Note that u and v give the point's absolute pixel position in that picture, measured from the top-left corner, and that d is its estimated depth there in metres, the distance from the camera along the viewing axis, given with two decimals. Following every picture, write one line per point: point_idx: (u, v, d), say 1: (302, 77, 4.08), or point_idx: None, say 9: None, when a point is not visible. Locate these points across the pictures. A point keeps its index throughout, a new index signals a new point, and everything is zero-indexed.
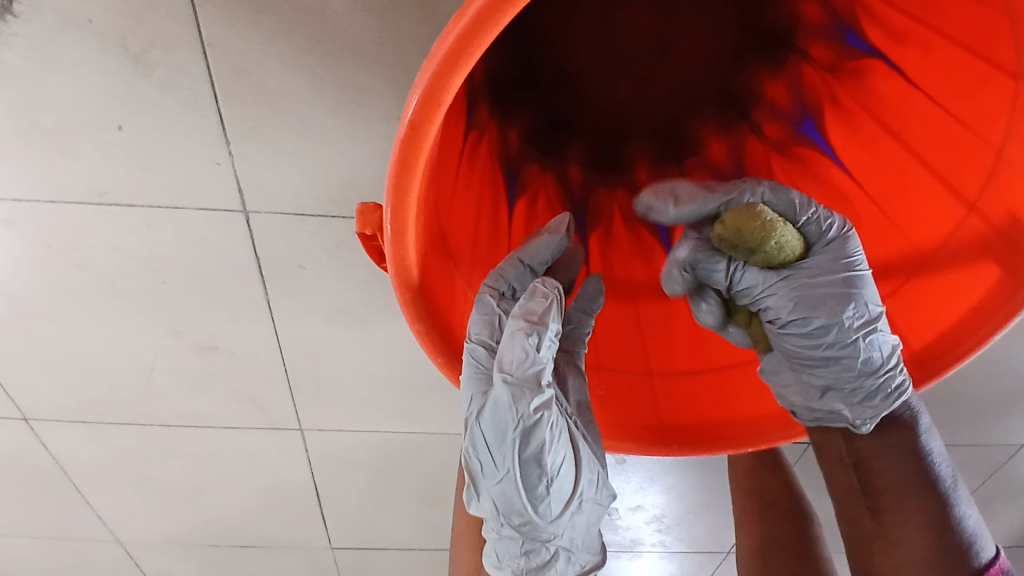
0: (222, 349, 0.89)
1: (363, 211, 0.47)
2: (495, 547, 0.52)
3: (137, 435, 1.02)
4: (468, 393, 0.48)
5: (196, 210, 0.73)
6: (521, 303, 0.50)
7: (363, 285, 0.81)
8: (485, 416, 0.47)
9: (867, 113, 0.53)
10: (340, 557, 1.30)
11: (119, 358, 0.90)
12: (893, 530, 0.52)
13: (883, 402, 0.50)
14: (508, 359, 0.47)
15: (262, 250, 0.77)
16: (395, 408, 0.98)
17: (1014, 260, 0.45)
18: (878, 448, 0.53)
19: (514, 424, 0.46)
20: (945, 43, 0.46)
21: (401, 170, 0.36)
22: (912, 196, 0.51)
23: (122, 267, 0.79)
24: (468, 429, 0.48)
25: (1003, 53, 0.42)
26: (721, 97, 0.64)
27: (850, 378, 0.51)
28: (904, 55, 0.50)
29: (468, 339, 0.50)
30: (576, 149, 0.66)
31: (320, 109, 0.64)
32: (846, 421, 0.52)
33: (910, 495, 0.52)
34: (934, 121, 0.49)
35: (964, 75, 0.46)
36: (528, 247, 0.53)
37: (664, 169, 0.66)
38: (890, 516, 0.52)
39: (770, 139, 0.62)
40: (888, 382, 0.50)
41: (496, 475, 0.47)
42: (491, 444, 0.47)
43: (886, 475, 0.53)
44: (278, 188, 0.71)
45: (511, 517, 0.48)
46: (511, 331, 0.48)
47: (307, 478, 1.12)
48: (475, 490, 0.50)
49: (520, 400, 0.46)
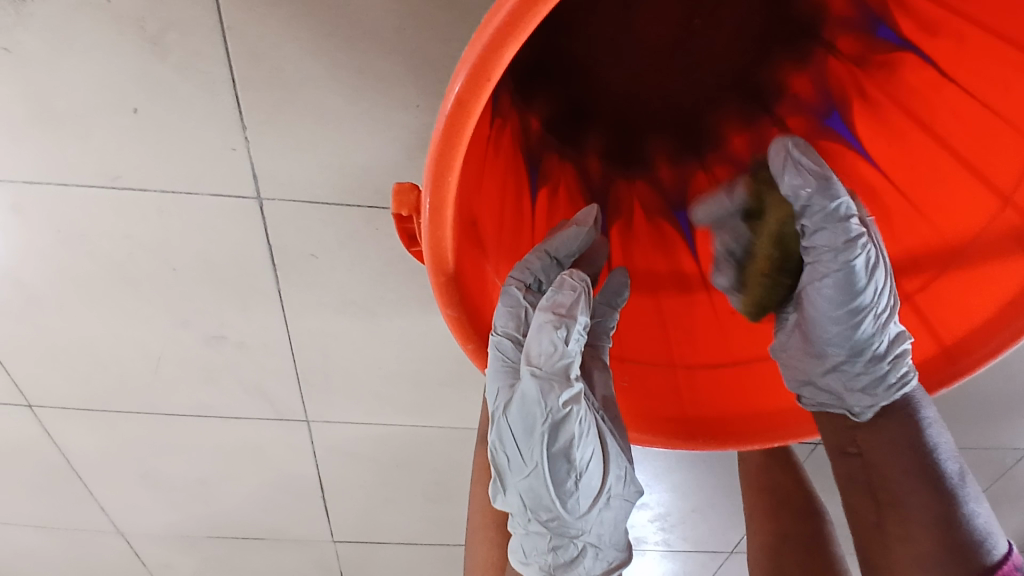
0: (231, 339, 0.88)
1: (399, 191, 0.46)
2: (522, 542, 0.52)
3: (142, 426, 1.01)
4: (495, 386, 0.48)
5: (209, 198, 0.72)
6: (548, 295, 0.50)
7: (376, 276, 0.81)
8: (513, 409, 0.47)
9: (895, 106, 0.53)
10: (342, 551, 1.29)
11: (126, 348, 0.89)
12: (894, 527, 0.47)
13: (885, 393, 0.49)
14: (536, 352, 0.47)
15: (275, 239, 0.77)
16: (403, 401, 0.97)
17: None
18: (878, 444, 0.49)
19: (543, 418, 0.46)
20: (981, 33, 0.45)
21: (443, 148, 0.35)
22: (944, 189, 0.50)
23: (132, 255, 0.78)
24: (495, 423, 0.48)
25: None
26: (743, 89, 0.64)
27: (853, 365, 0.51)
28: (936, 46, 0.49)
29: (494, 332, 0.49)
30: (596, 140, 0.65)
31: (337, 96, 0.64)
32: (841, 409, 0.51)
33: (907, 490, 0.47)
34: (967, 112, 0.48)
35: (1002, 67, 0.45)
36: (555, 240, 0.53)
37: (683, 164, 0.66)
38: (892, 513, 0.47)
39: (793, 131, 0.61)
40: (890, 370, 0.49)
41: (524, 469, 0.47)
42: (519, 438, 0.47)
43: (885, 471, 0.48)
44: (293, 176, 0.71)
45: (539, 512, 0.48)
46: (538, 324, 0.48)
47: (312, 472, 1.11)
48: (501, 485, 0.50)
49: (549, 393, 0.46)
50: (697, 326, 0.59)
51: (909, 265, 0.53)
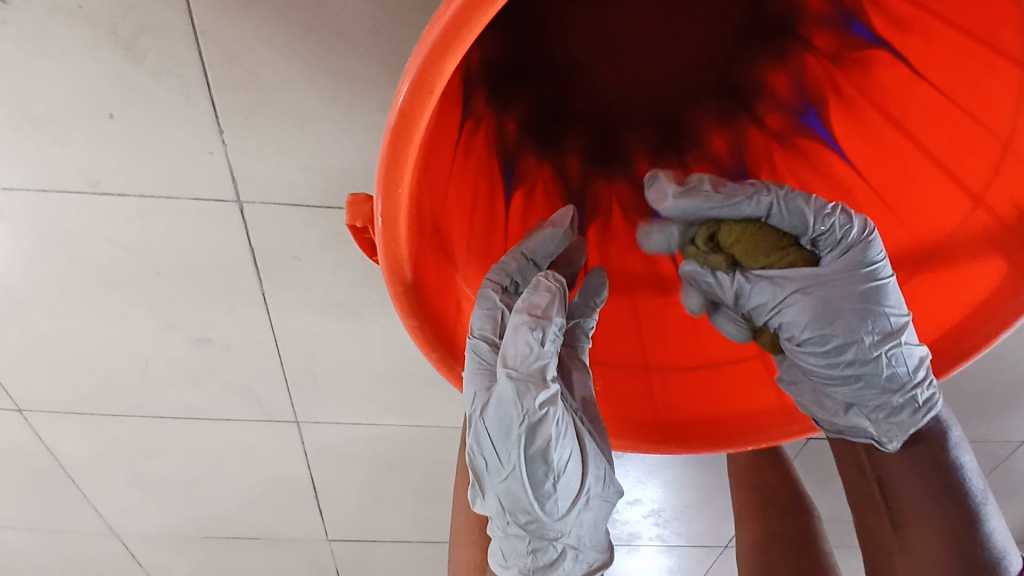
0: (218, 341, 0.88)
1: (353, 203, 0.46)
2: (501, 546, 0.51)
3: (133, 428, 1.01)
4: (473, 390, 0.47)
5: (190, 201, 0.72)
6: (524, 297, 0.49)
7: (360, 277, 0.80)
8: (490, 411, 0.46)
9: (870, 103, 0.52)
10: (336, 550, 1.30)
11: (113, 351, 0.89)
12: (915, 539, 0.52)
13: (912, 417, 0.50)
14: (512, 354, 0.47)
15: (257, 242, 0.76)
16: (392, 401, 0.97)
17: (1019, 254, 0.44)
18: (901, 468, 0.53)
19: (520, 419, 0.45)
20: (950, 31, 0.45)
21: (391, 158, 0.35)
22: (917, 188, 0.50)
23: (115, 259, 0.78)
24: (471, 425, 0.47)
25: (1010, 42, 0.41)
26: (721, 88, 0.64)
27: (872, 397, 0.50)
28: (908, 43, 0.48)
29: (470, 335, 0.49)
30: (574, 140, 0.65)
31: (313, 98, 0.63)
32: (869, 438, 0.52)
33: (929, 514, 0.52)
34: (939, 110, 0.48)
35: (970, 64, 0.44)
36: (531, 241, 0.53)
37: (664, 161, 0.65)
38: (913, 525, 0.53)
39: (771, 129, 0.60)
40: (912, 397, 0.49)
41: (502, 472, 0.46)
42: (496, 440, 0.46)
43: (909, 493, 0.53)
44: (272, 179, 0.70)
45: (517, 514, 0.48)
46: (514, 326, 0.48)
47: (304, 472, 1.11)
48: (480, 489, 0.49)
49: (525, 395, 0.45)
50: (675, 327, 0.59)
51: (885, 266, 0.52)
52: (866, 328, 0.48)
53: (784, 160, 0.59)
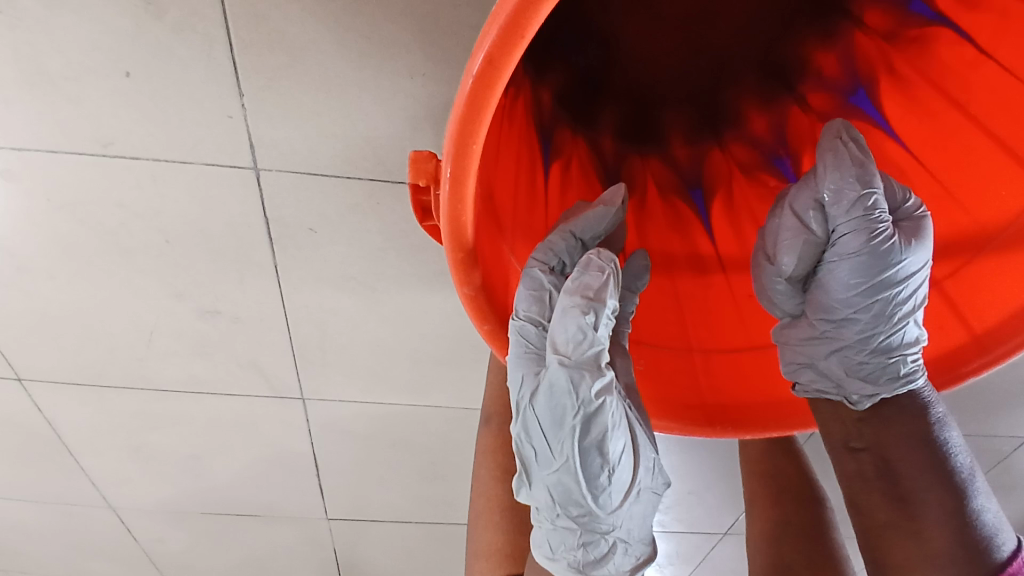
0: (226, 313, 0.86)
1: (415, 160, 0.44)
2: (548, 539, 0.49)
3: (135, 400, 0.99)
4: (519, 374, 0.47)
5: (205, 165, 0.70)
6: (574, 277, 0.48)
7: (376, 253, 0.79)
8: (541, 399, 0.46)
9: (927, 83, 0.51)
10: (335, 530, 1.29)
11: (117, 320, 0.86)
12: (905, 520, 0.47)
13: (888, 384, 0.50)
14: (563, 340, 0.46)
15: (272, 211, 0.74)
16: (401, 379, 0.96)
17: None
18: (890, 438, 0.49)
19: (575, 409, 0.45)
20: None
21: (472, 107, 0.33)
22: (977, 171, 0.49)
23: (125, 224, 0.75)
24: (520, 414, 0.47)
25: None
26: (763, 67, 0.63)
27: (864, 350, 0.51)
28: (976, 22, 0.47)
29: (515, 317, 0.48)
30: (609, 116, 0.63)
31: (341, 63, 0.61)
32: (838, 395, 0.52)
33: (925, 483, 0.47)
34: (1004, 92, 0.46)
35: None
36: (580, 220, 0.51)
37: (699, 141, 0.64)
38: (903, 505, 0.48)
39: (816, 110, 0.59)
40: (897, 365, 0.50)
41: (553, 463, 0.46)
42: (547, 429, 0.46)
43: (900, 466, 0.48)
44: (293, 145, 0.68)
45: (568, 508, 0.47)
46: (564, 309, 0.47)
47: (307, 448, 1.09)
48: (527, 479, 0.48)
49: (580, 383, 0.45)
50: (717, 308, 0.57)
51: (944, 250, 0.51)
52: (898, 285, 0.49)
53: None
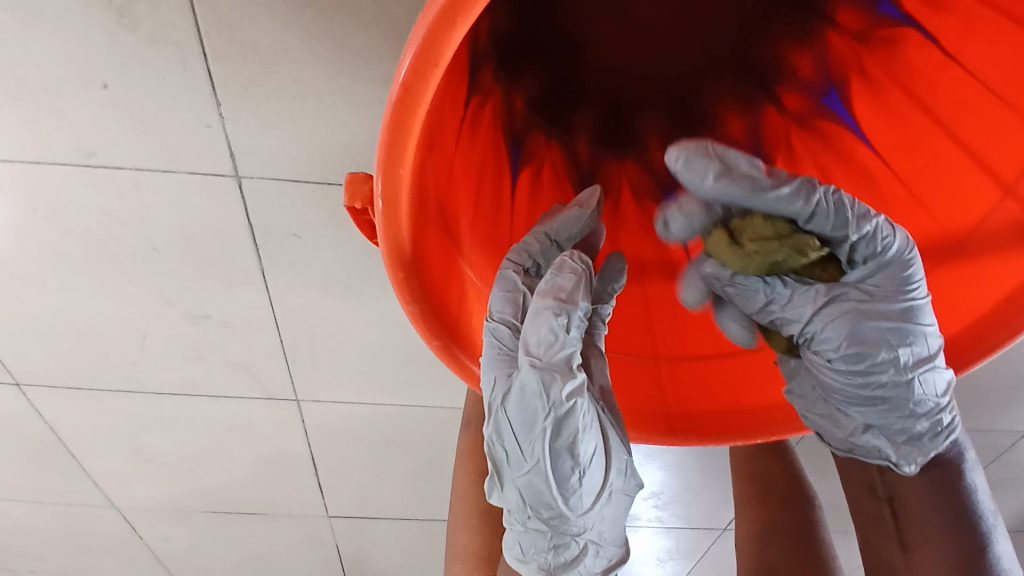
0: (216, 317, 0.87)
1: (352, 181, 0.45)
2: (519, 541, 0.50)
3: (132, 403, 1.00)
4: (491, 375, 0.46)
5: (187, 174, 0.70)
6: (547, 279, 0.49)
7: (361, 256, 0.79)
8: (512, 401, 0.45)
9: (897, 85, 0.50)
10: (336, 527, 1.30)
11: (110, 326, 0.88)
12: (917, 565, 0.52)
13: (931, 442, 0.49)
14: (535, 342, 0.46)
15: (255, 218, 0.75)
16: (392, 380, 0.97)
17: None
18: (908, 488, 0.53)
19: (546, 412, 0.44)
20: (987, 11, 0.43)
21: (394, 130, 0.34)
22: (943, 175, 0.48)
23: (112, 232, 0.76)
24: (491, 416, 0.46)
25: None
26: (740, 67, 0.62)
27: (896, 421, 0.49)
28: (942, 24, 0.46)
29: (489, 318, 0.49)
30: (584, 118, 0.63)
31: (315, 71, 0.61)
32: (885, 460, 0.50)
33: (939, 536, 0.51)
34: (971, 95, 0.45)
35: (1008, 45, 0.42)
36: (555, 221, 0.51)
37: (677, 142, 0.63)
38: (917, 553, 0.52)
39: (792, 110, 0.58)
40: (939, 419, 0.49)
41: (524, 465, 0.45)
42: (518, 432, 0.45)
43: (914, 512, 0.53)
44: (272, 153, 0.68)
45: (539, 509, 0.46)
46: (537, 310, 0.47)
47: (303, 448, 1.11)
48: (498, 481, 0.47)
49: (552, 385, 0.44)
50: (686, 315, 0.58)
51: None
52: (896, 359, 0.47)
53: (800, 143, 0.57)
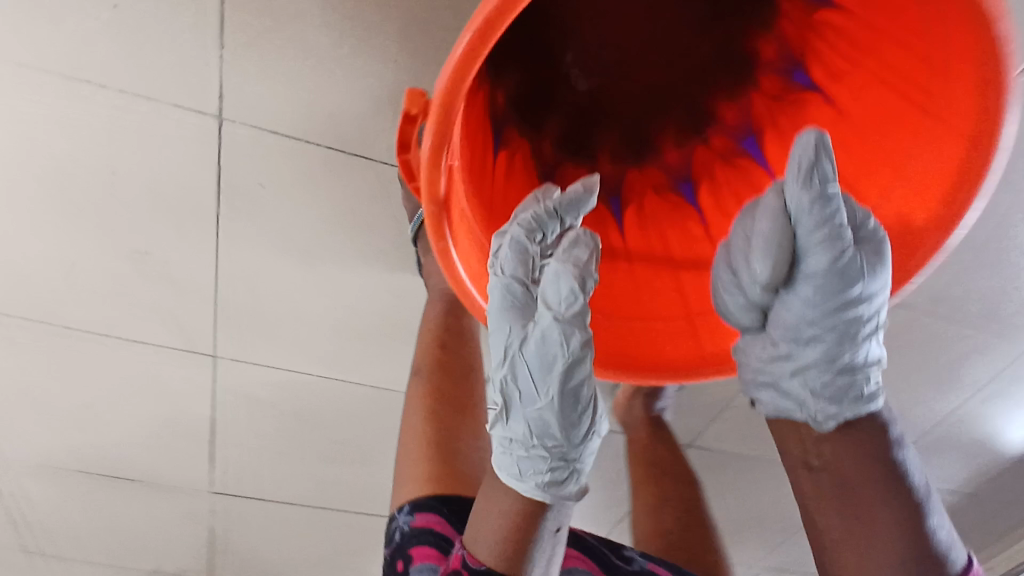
0: (156, 257, 0.88)
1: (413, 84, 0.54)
2: (517, 467, 0.52)
3: (33, 337, 0.96)
4: (508, 324, 0.53)
5: (170, 106, 0.74)
6: (566, 248, 0.53)
7: (319, 218, 0.85)
8: (533, 347, 0.50)
9: (800, 136, 0.64)
10: (218, 503, 1.27)
11: (37, 249, 0.86)
12: (863, 540, 0.52)
13: (852, 404, 0.52)
14: (554, 298, 0.51)
15: (226, 162, 0.79)
16: (318, 348, 1.01)
17: (895, 256, 0.55)
18: (847, 455, 0.53)
19: (564, 356, 0.49)
20: (874, 79, 0.58)
21: (467, 56, 0.43)
22: None
23: (73, 150, 0.77)
24: (510, 360, 0.51)
25: (915, 93, 0.55)
26: (687, 112, 0.73)
27: (827, 374, 0.52)
28: (839, 91, 0.61)
29: (504, 275, 0.54)
30: (552, 125, 0.74)
31: (322, 37, 0.68)
32: (806, 415, 0.54)
33: (885, 506, 0.52)
34: (854, 143, 0.60)
35: (886, 107, 0.58)
36: (564, 197, 0.58)
37: (623, 161, 0.74)
38: (863, 525, 0.52)
39: (716, 148, 0.71)
40: (860, 384, 0.52)
41: (536, 401, 0.50)
42: (534, 372, 0.50)
43: (858, 482, 0.53)
44: (260, 103, 0.73)
45: (544, 440, 0.51)
46: (558, 270, 0.51)
47: (207, 411, 1.10)
48: (506, 414, 0.52)
49: (571, 335, 0.49)
50: (618, 281, 0.68)
51: None
52: (859, 305, 0.50)
53: (723, 178, 0.70)
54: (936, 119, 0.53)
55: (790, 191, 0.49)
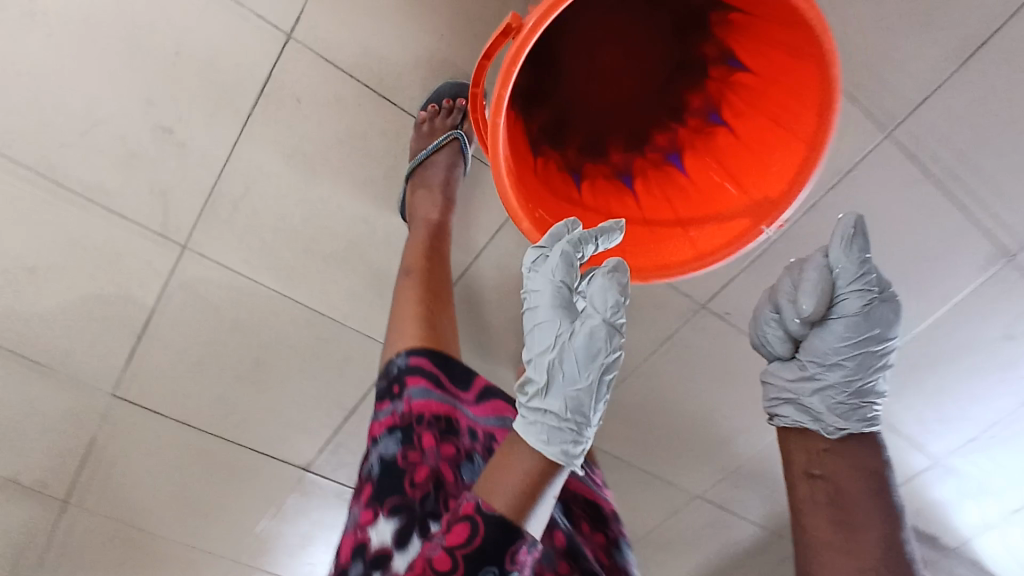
0: (177, 137, 1.01)
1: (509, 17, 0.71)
2: (542, 436, 0.65)
3: (16, 182, 1.03)
4: (557, 317, 0.70)
5: (251, 15, 0.91)
6: (609, 272, 0.71)
7: (333, 144, 1.03)
8: (582, 338, 0.67)
9: (708, 150, 0.94)
10: (114, 405, 1.30)
11: (70, 99, 0.96)
12: (854, 542, 0.81)
13: (854, 421, 0.86)
14: (600, 304, 0.69)
15: (277, 73, 0.96)
16: (282, 263, 1.15)
17: (758, 218, 0.86)
18: (841, 479, 0.85)
19: (605, 351, 0.67)
20: (758, 115, 0.89)
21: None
22: (723, 192, 0.92)
23: (151, 24, 0.91)
24: (560, 346, 0.68)
25: (784, 125, 0.85)
26: (632, 131, 0.97)
27: (841, 392, 0.85)
28: (738, 123, 0.91)
29: (554, 279, 0.73)
30: (539, 114, 0.96)
31: (396, 1, 0.91)
32: (822, 424, 0.87)
33: (877, 523, 0.82)
34: (740, 154, 0.91)
35: (763, 132, 0.89)
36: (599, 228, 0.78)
37: (584, 153, 0.99)
38: (855, 533, 0.82)
39: (651, 157, 0.97)
40: (862, 405, 0.86)
41: (577, 382, 0.67)
42: (580, 358, 0.67)
43: (849, 501, 0.84)
44: (326, 35, 0.93)
45: (575, 415, 0.67)
46: (605, 287, 0.69)
47: (150, 302, 1.18)
48: (546, 390, 0.68)
49: (613, 337, 0.68)
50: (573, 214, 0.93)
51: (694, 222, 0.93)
52: (875, 348, 0.83)
53: (655, 179, 0.97)
54: (791, 136, 0.85)
55: (834, 254, 0.80)
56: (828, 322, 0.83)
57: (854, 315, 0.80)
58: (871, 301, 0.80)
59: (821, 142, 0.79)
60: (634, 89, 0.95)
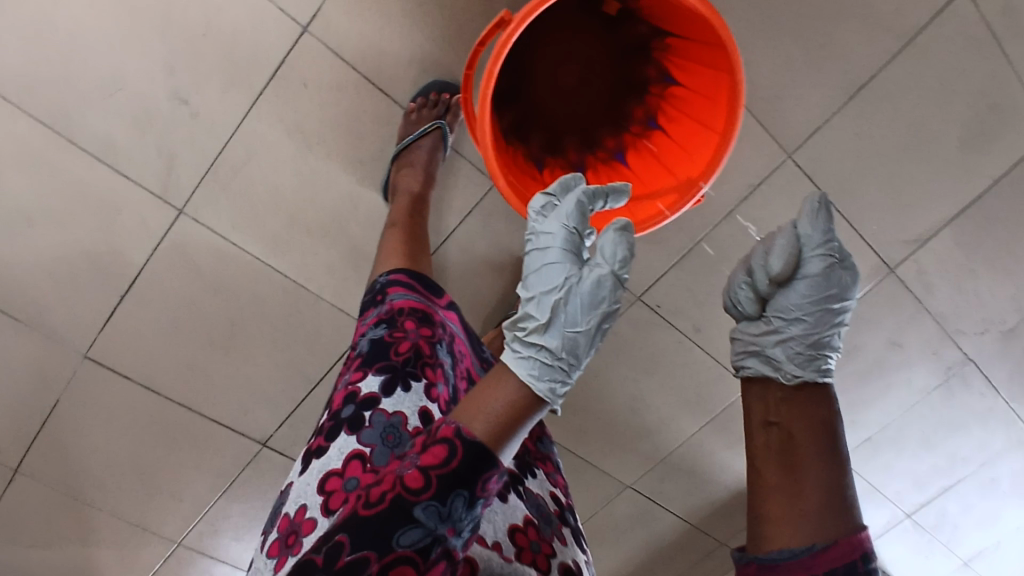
0: (191, 106, 1.15)
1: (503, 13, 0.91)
2: (536, 367, 0.70)
3: (34, 133, 1.12)
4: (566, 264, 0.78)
5: (275, 6, 1.09)
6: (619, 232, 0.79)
7: (331, 123, 1.19)
8: (589, 285, 0.75)
9: (648, 149, 1.15)
10: (82, 368, 1.34)
11: (103, 62, 1.09)
12: (798, 484, 0.79)
13: (810, 371, 0.86)
14: (608, 255, 0.77)
15: (289, 57, 1.13)
16: (270, 231, 1.27)
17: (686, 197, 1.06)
18: (793, 424, 0.84)
19: (607, 301, 0.75)
20: (687, 120, 1.10)
21: None
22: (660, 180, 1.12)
23: (187, 4, 1.07)
24: (568, 291, 0.75)
25: (705, 125, 1.07)
26: (586, 134, 1.18)
27: (802, 343, 0.86)
28: (671, 127, 1.12)
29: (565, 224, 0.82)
30: (510, 113, 1.14)
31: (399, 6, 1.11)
32: (780, 371, 0.87)
33: (822, 465, 0.80)
34: (674, 151, 1.12)
35: (690, 133, 1.10)
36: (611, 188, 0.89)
37: (547, 148, 1.17)
38: (797, 474, 0.80)
39: (602, 155, 1.17)
40: (820, 359, 0.86)
41: (577, 325, 0.74)
42: (583, 303, 0.74)
43: (799, 445, 0.81)
44: (337, 29, 1.12)
45: (570, 356, 0.72)
46: (616, 241, 0.77)
47: (138, 261, 1.26)
48: (547, 326, 0.74)
49: (616, 289, 0.75)
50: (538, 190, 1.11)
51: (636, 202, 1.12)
52: (834, 306, 0.86)
53: (606, 171, 1.17)
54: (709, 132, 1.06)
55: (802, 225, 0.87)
56: (795, 279, 0.87)
57: (817, 271, 0.85)
58: (832, 263, 0.85)
59: (730, 133, 1.00)
60: (590, 98, 1.15)
